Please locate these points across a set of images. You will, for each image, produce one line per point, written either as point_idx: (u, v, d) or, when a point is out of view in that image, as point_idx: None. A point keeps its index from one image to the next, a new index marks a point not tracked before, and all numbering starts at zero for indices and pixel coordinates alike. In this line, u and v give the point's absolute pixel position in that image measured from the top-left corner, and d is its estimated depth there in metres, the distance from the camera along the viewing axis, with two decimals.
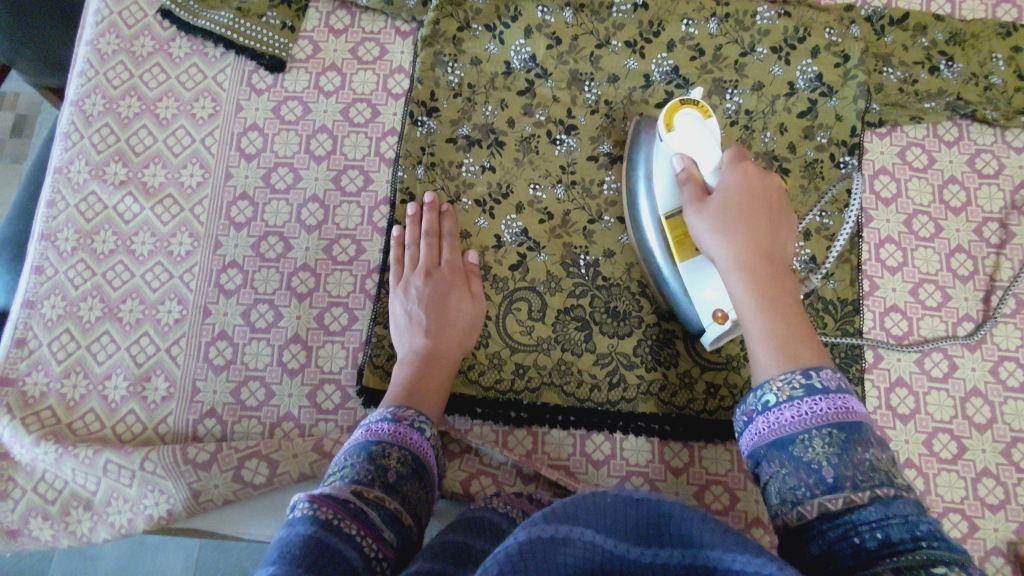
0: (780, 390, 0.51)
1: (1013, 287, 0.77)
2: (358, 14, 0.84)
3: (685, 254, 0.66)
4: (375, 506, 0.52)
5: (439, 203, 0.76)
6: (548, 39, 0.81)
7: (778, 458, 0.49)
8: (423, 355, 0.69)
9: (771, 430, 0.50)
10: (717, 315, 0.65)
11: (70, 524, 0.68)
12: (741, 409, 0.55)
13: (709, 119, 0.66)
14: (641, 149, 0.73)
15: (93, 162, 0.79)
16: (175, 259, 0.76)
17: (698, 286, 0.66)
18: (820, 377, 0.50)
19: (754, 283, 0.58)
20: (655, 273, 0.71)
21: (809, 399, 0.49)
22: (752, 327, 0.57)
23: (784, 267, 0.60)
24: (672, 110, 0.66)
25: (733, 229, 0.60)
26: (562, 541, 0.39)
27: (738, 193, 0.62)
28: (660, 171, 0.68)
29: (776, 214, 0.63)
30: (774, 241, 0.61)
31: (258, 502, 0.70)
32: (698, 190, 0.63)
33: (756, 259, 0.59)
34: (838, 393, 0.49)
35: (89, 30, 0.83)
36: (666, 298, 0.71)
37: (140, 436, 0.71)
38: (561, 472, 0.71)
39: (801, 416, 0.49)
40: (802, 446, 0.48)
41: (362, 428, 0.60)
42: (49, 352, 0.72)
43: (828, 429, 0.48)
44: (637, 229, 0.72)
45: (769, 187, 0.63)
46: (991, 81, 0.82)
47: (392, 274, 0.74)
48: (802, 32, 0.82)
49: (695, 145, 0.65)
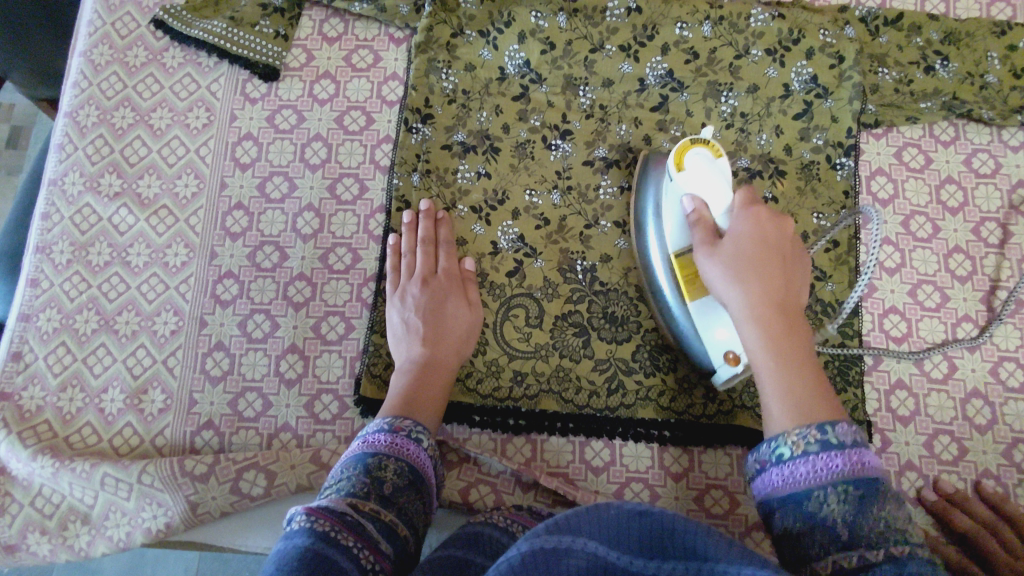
0: (794, 443, 0.51)
1: (1012, 287, 0.77)
2: (352, 22, 0.84)
3: (696, 295, 0.65)
4: (372, 518, 0.52)
5: (434, 210, 0.76)
6: (542, 44, 0.81)
7: (791, 512, 0.49)
8: (420, 364, 0.68)
9: (785, 482, 0.50)
10: (729, 357, 0.64)
11: (67, 539, 0.67)
12: (752, 458, 0.54)
13: (720, 158, 0.66)
14: (650, 184, 0.72)
15: (87, 173, 0.78)
16: (171, 270, 0.76)
17: (710, 326, 0.65)
18: (835, 432, 0.50)
19: (767, 333, 0.58)
20: (664, 312, 0.70)
21: (825, 454, 0.49)
22: (765, 378, 0.57)
23: (798, 316, 0.60)
24: (682, 151, 0.67)
25: (746, 277, 0.60)
26: (564, 552, 0.39)
27: (750, 238, 0.61)
28: (670, 210, 0.67)
29: (789, 259, 0.62)
30: (787, 289, 0.60)
31: (256, 513, 0.70)
32: (710, 234, 0.63)
33: (770, 308, 0.58)
34: (855, 447, 0.49)
35: (82, 41, 0.83)
36: (676, 336, 0.70)
37: (137, 448, 0.70)
38: (560, 479, 0.71)
39: (816, 470, 0.49)
40: (817, 503, 0.47)
41: (359, 440, 0.60)
42: (45, 365, 0.72)
43: (844, 487, 0.47)
44: (646, 267, 0.72)
45: (782, 230, 0.62)
46: (987, 80, 0.82)
47: (388, 282, 0.74)
48: (797, 34, 0.82)
49: (706, 185, 0.64)
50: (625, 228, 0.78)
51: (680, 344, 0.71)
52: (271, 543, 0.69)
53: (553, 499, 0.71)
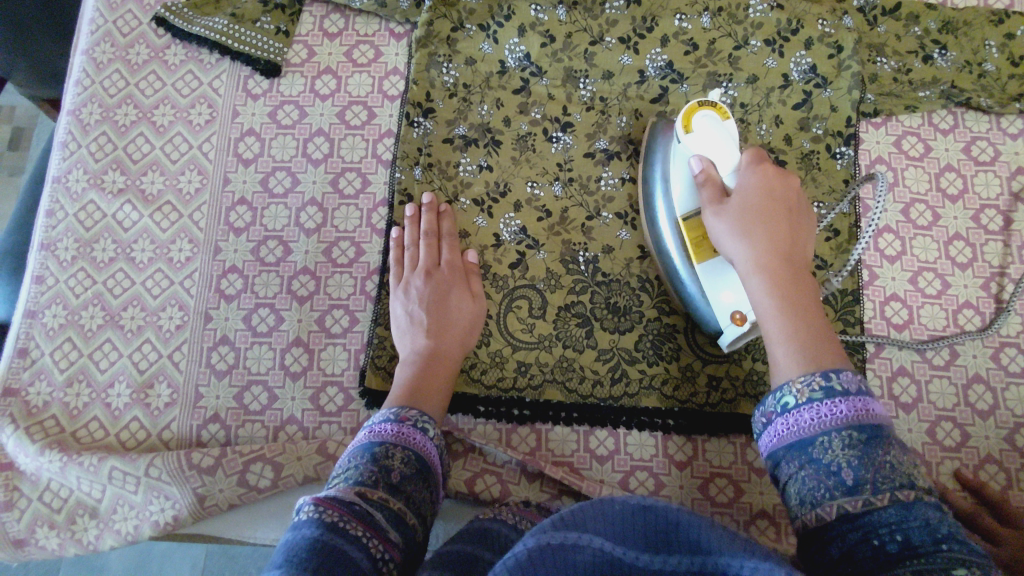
0: (799, 392, 0.50)
1: (1011, 273, 0.78)
2: (352, 17, 0.84)
3: (704, 256, 0.65)
4: (380, 507, 0.52)
5: (437, 203, 0.76)
6: (542, 37, 0.82)
7: (796, 459, 0.49)
8: (424, 355, 0.69)
9: (790, 432, 0.50)
10: (736, 317, 0.65)
11: (76, 533, 0.68)
12: (758, 411, 0.54)
13: (727, 120, 0.66)
14: (659, 149, 0.72)
15: (91, 170, 0.79)
16: (175, 265, 0.76)
17: (717, 288, 0.66)
18: (841, 378, 0.49)
19: (774, 286, 0.57)
20: (671, 276, 0.70)
21: (829, 401, 0.49)
22: (773, 329, 0.56)
23: (804, 270, 0.59)
24: (690, 113, 0.66)
25: (753, 230, 0.59)
26: (571, 546, 0.39)
27: (758, 195, 0.61)
28: (678, 172, 0.68)
29: (795, 215, 0.62)
30: (794, 243, 0.60)
31: (263, 505, 0.70)
32: (717, 192, 0.63)
33: (776, 259, 0.58)
34: (858, 395, 0.49)
35: (84, 39, 0.83)
36: (683, 300, 0.71)
37: (144, 442, 0.71)
38: (566, 468, 0.71)
39: (821, 417, 0.48)
40: (822, 448, 0.47)
41: (365, 430, 0.60)
42: (52, 361, 0.73)
43: (848, 432, 0.47)
44: (653, 231, 0.72)
45: (788, 187, 0.63)
46: (985, 69, 0.82)
47: (392, 275, 0.74)
48: (796, 24, 0.82)
49: (714, 146, 0.64)
50: (627, 218, 0.78)
51: (687, 308, 0.71)
52: (278, 535, 0.70)
53: (558, 488, 0.71)
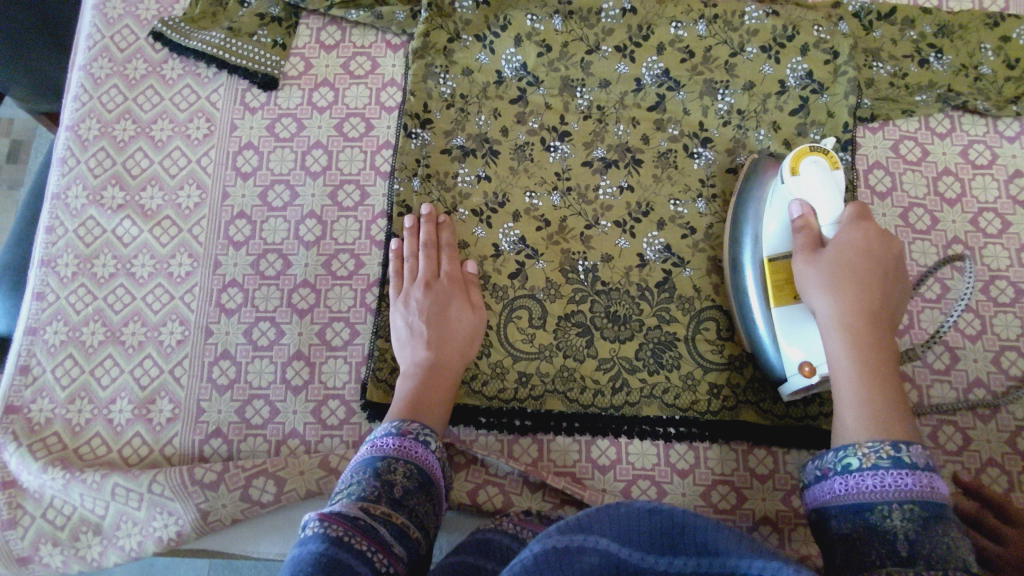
0: (865, 455, 0.52)
1: (1009, 276, 0.78)
2: (348, 29, 0.84)
3: (784, 303, 0.67)
4: (384, 522, 0.52)
5: (436, 214, 0.76)
6: (538, 47, 0.82)
7: (850, 519, 0.50)
8: (425, 368, 0.69)
9: (849, 491, 0.51)
10: (805, 367, 0.65)
11: (80, 550, 0.68)
12: (814, 464, 0.56)
13: (835, 170, 0.68)
14: (755, 184, 0.73)
15: (90, 186, 0.79)
16: (176, 280, 0.76)
17: (790, 337, 0.66)
18: (909, 452, 0.50)
19: (854, 344, 0.60)
20: (743, 315, 0.71)
21: (895, 470, 0.50)
22: (844, 384, 0.59)
23: (888, 337, 0.61)
24: (799, 157, 0.69)
25: (841, 287, 0.62)
26: (577, 550, 0.40)
27: (853, 252, 0.64)
28: (776, 212, 0.69)
29: (889, 278, 0.64)
30: (882, 306, 0.62)
31: (266, 520, 0.70)
32: (812, 242, 0.66)
33: (861, 320, 0.61)
34: (926, 471, 0.50)
35: (82, 55, 0.83)
36: (750, 341, 0.71)
37: (146, 458, 0.71)
38: (568, 478, 0.71)
39: (883, 484, 0.50)
40: (880, 513, 0.49)
41: (368, 444, 0.60)
42: (53, 378, 0.73)
43: (909, 504, 0.48)
44: (735, 266, 0.72)
45: (888, 251, 0.64)
46: (981, 72, 0.82)
47: (392, 287, 0.74)
48: (791, 30, 0.82)
49: (816, 195, 0.67)
50: (626, 227, 0.78)
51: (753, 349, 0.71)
52: (282, 548, 0.70)
53: (561, 500, 0.71)
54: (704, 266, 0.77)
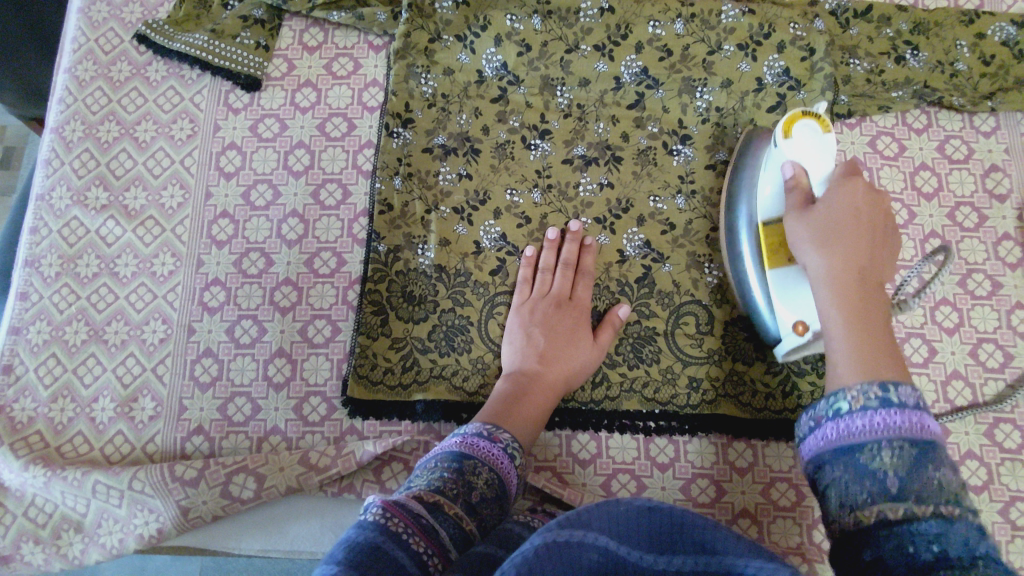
0: (854, 398, 0.47)
1: (986, 269, 0.78)
2: (331, 31, 0.85)
3: (777, 263, 0.67)
4: (448, 521, 0.51)
5: (582, 234, 0.77)
6: (518, 46, 0.82)
7: (842, 464, 0.46)
8: (527, 376, 0.70)
9: (839, 436, 0.47)
10: (799, 326, 0.66)
11: (61, 548, 0.68)
12: (803, 415, 0.51)
13: (829, 133, 0.66)
14: (753, 154, 0.74)
15: (74, 187, 0.80)
16: (158, 279, 0.77)
17: (785, 300, 0.67)
18: (898, 390, 0.46)
19: (843, 297, 0.57)
20: (739, 278, 0.73)
21: (884, 410, 0.46)
22: (833, 332, 0.56)
23: (880, 292, 0.58)
24: (790, 121, 0.66)
25: (830, 240, 0.61)
26: (578, 545, 0.41)
27: (843, 208, 0.62)
28: (770, 175, 0.69)
29: (878, 233, 0.62)
30: (872, 261, 0.60)
31: (248, 517, 0.70)
32: (803, 199, 0.65)
33: (850, 273, 0.58)
34: (917, 410, 0.46)
35: (67, 58, 0.84)
36: (746, 303, 0.73)
37: (128, 456, 0.71)
38: (549, 473, 0.72)
39: (873, 424, 0.46)
40: (870, 456, 0.44)
41: (457, 437, 0.62)
42: (36, 377, 0.73)
43: (900, 443, 0.44)
44: (731, 231, 0.73)
45: (876, 205, 0.63)
46: (957, 68, 0.83)
47: (520, 292, 0.75)
48: (767, 28, 0.83)
49: (811, 155, 0.65)
50: (606, 223, 0.79)
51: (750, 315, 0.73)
52: (264, 545, 0.70)
53: (541, 495, 0.72)
54: (684, 260, 0.77)
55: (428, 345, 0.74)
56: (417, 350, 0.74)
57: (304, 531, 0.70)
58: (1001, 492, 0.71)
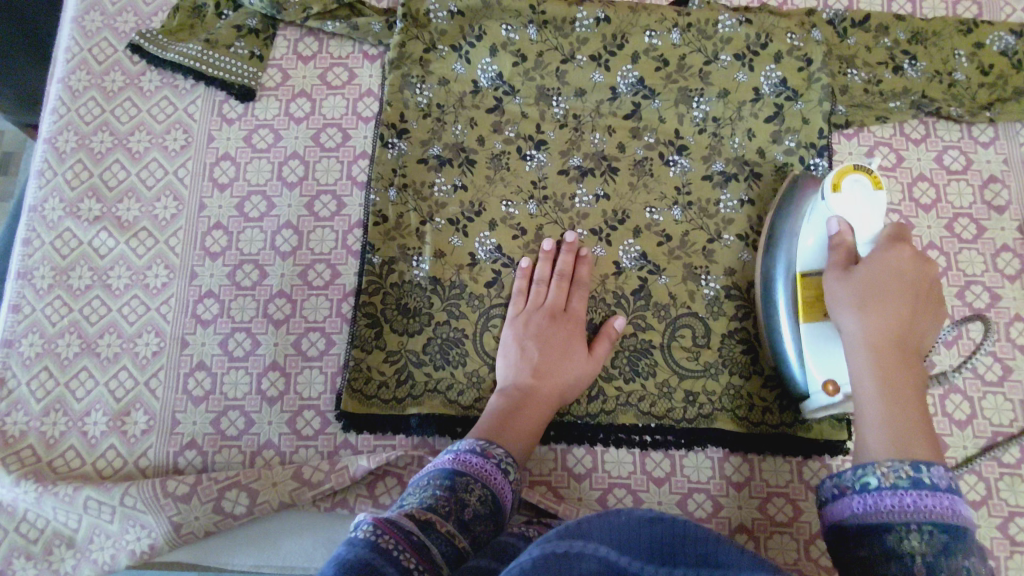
0: (884, 474, 0.51)
1: (984, 280, 0.78)
2: (326, 40, 0.85)
3: (812, 320, 0.67)
4: (438, 538, 0.50)
5: (577, 245, 0.77)
6: (514, 56, 0.82)
7: (871, 538, 0.49)
8: (521, 392, 0.69)
9: (869, 511, 0.51)
10: (828, 386, 0.66)
11: (52, 564, 0.67)
12: (832, 481, 0.55)
13: (879, 190, 0.65)
14: (793, 202, 0.72)
15: (67, 199, 0.79)
16: (151, 291, 0.76)
17: (819, 358, 0.66)
18: (930, 473, 0.50)
19: (878, 367, 0.59)
20: (770, 326, 0.71)
21: (915, 491, 0.49)
22: (865, 402, 0.58)
23: (915, 362, 0.60)
24: (841, 175, 0.65)
25: (870, 305, 0.61)
26: (575, 556, 0.40)
27: (887, 273, 0.62)
28: (814, 227, 0.68)
29: (920, 299, 0.62)
30: (909, 329, 0.60)
31: (241, 532, 0.70)
32: (845, 258, 0.65)
33: (888, 342, 0.59)
34: (948, 494, 0.49)
35: (60, 68, 0.84)
36: (774, 355, 0.71)
37: (121, 470, 0.71)
38: (543, 488, 0.72)
39: (903, 504, 0.49)
40: (898, 536, 0.48)
41: (450, 454, 0.61)
42: (28, 391, 0.73)
43: (929, 526, 0.47)
44: (766, 278, 0.72)
45: (921, 271, 0.63)
46: (955, 78, 0.82)
47: (514, 304, 0.75)
48: (764, 39, 0.82)
49: (859, 215, 0.65)
50: (602, 235, 0.78)
51: (777, 365, 0.71)
52: (256, 561, 0.69)
53: (536, 511, 0.71)
54: (680, 273, 0.77)
55: (423, 357, 0.74)
56: (411, 364, 0.73)
57: (298, 546, 0.70)
58: (1000, 507, 0.71)
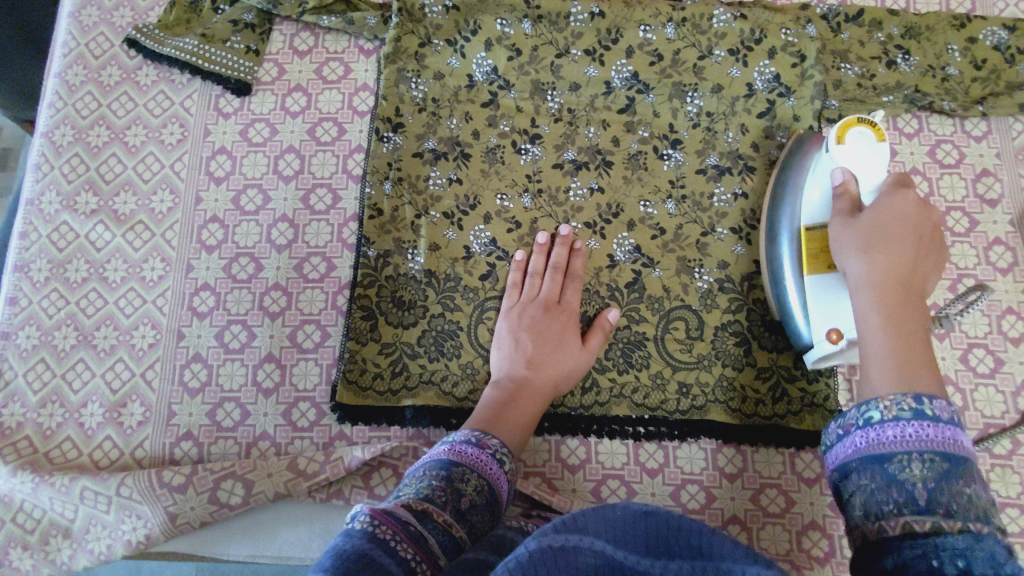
0: (887, 407, 0.50)
1: (977, 274, 0.78)
2: (322, 35, 0.85)
3: (816, 270, 0.67)
4: (435, 528, 0.51)
5: (572, 238, 0.77)
6: (508, 51, 0.82)
7: (871, 473, 0.48)
8: (516, 383, 0.70)
9: (870, 445, 0.49)
10: (832, 335, 0.66)
11: (49, 553, 0.68)
12: (834, 423, 0.54)
13: (881, 142, 0.67)
14: (798, 163, 0.74)
15: (63, 192, 0.79)
16: (148, 284, 0.77)
17: (823, 309, 0.67)
18: (932, 403, 0.48)
19: (881, 302, 0.58)
20: (775, 282, 0.72)
21: (917, 422, 0.48)
22: (868, 336, 0.57)
23: (919, 300, 0.59)
24: (845, 126, 0.67)
25: (876, 247, 0.61)
26: (572, 547, 0.40)
27: (891, 217, 0.62)
28: (819, 179, 0.69)
29: (925, 245, 0.62)
30: (914, 270, 0.60)
31: (237, 522, 0.70)
32: (849, 206, 0.65)
33: (892, 281, 0.59)
34: (950, 424, 0.47)
35: (57, 62, 0.84)
36: (779, 309, 0.72)
37: (117, 461, 0.71)
38: (537, 479, 0.72)
39: (907, 436, 0.48)
40: (899, 466, 0.46)
41: (446, 445, 0.62)
42: (25, 383, 0.73)
43: (930, 455, 0.46)
44: (771, 237, 0.73)
45: (926, 217, 0.63)
46: (948, 73, 0.82)
47: (509, 297, 0.75)
48: (758, 34, 0.83)
49: (863, 163, 0.66)
50: (596, 228, 0.79)
51: (782, 319, 0.72)
52: (251, 551, 0.70)
53: (531, 502, 0.72)
54: (674, 265, 0.77)
55: (418, 349, 0.74)
56: (406, 356, 0.74)
57: (293, 536, 0.70)
58: (991, 498, 0.71)
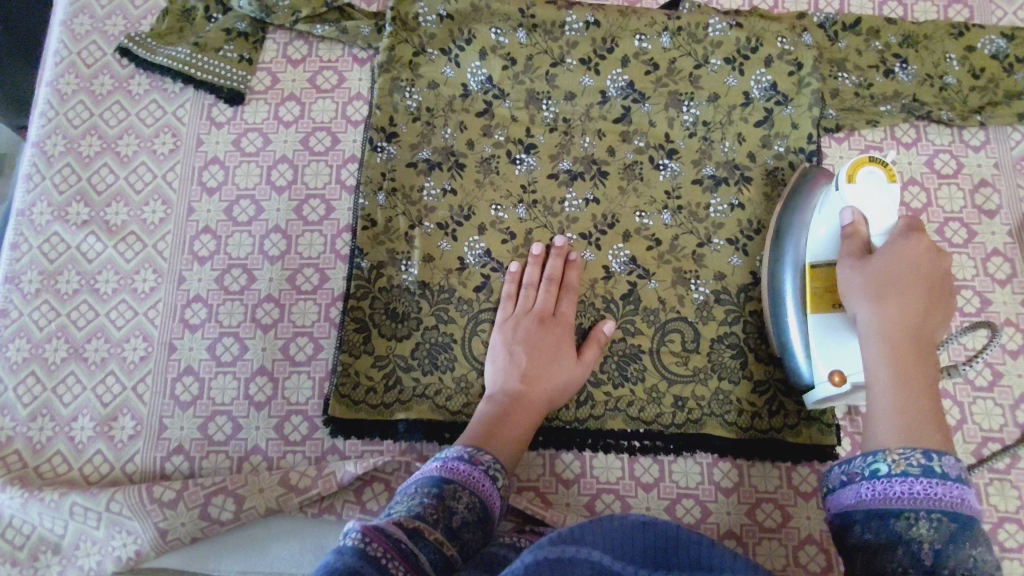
0: (895, 462, 0.51)
1: (975, 285, 0.78)
2: (315, 44, 0.84)
3: (819, 309, 0.67)
4: (427, 546, 0.50)
5: (567, 249, 0.77)
6: (503, 60, 0.82)
7: (875, 524, 0.50)
8: (510, 397, 0.69)
9: (875, 496, 0.51)
10: (834, 377, 0.65)
11: (38, 570, 0.67)
12: (838, 468, 0.55)
13: (893, 183, 0.66)
14: (803, 193, 0.73)
15: (55, 203, 0.79)
16: (139, 296, 0.76)
17: (825, 349, 0.66)
18: (941, 461, 0.50)
19: (890, 355, 0.58)
20: (776, 315, 0.71)
21: (926, 479, 0.49)
22: (876, 390, 0.58)
23: (928, 352, 0.59)
24: (856, 166, 0.67)
25: (886, 296, 0.61)
26: (568, 560, 0.41)
27: (902, 264, 0.62)
28: (826, 217, 0.69)
29: (936, 292, 0.62)
30: (925, 320, 0.60)
31: (228, 537, 0.70)
32: (858, 249, 0.65)
33: (902, 331, 0.59)
34: (957, 483, 0.49)
35: (49, 71, 0.84)
36: (780, 343, 0.71)
37: (107, 476, 0.71)
38: (531, 494, 0.72)
39: (915, 493, 0.49)
40: (907, 521, 0.48)
41: (439, 461, 0.61)
42: (15, 396, 0.73)
43: (938, 514, 0.47)
44: (773, 267, 0.72)
45: (938, 264, 0.63)
46: (946, 81, 0.82)
47: (503, 309, 0.75)
48: (755, 43, 0.82)
49: (873, 204, 0.66)
50: (591, 239, 0.78)
51: (782, 354, 0.71)
52: (243, 567, 0.69)
53: (525, 517, 0.71)
54: (669, 277, 0.77)
55: (411, 362, 0.73)
56: (399, 369, 0.73)
57: (285, 552, 0.69)
58: (989, 512, 0.71)
